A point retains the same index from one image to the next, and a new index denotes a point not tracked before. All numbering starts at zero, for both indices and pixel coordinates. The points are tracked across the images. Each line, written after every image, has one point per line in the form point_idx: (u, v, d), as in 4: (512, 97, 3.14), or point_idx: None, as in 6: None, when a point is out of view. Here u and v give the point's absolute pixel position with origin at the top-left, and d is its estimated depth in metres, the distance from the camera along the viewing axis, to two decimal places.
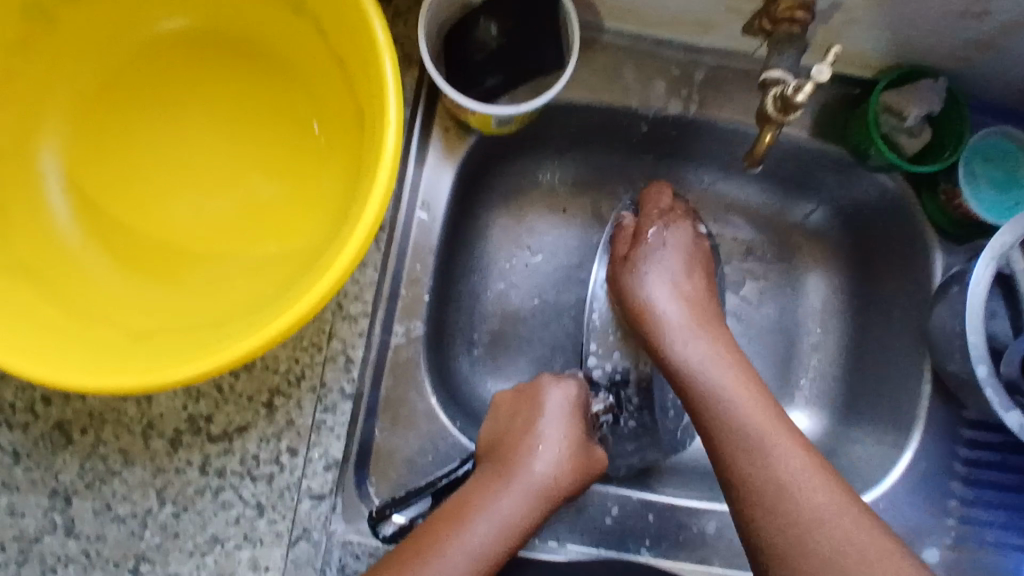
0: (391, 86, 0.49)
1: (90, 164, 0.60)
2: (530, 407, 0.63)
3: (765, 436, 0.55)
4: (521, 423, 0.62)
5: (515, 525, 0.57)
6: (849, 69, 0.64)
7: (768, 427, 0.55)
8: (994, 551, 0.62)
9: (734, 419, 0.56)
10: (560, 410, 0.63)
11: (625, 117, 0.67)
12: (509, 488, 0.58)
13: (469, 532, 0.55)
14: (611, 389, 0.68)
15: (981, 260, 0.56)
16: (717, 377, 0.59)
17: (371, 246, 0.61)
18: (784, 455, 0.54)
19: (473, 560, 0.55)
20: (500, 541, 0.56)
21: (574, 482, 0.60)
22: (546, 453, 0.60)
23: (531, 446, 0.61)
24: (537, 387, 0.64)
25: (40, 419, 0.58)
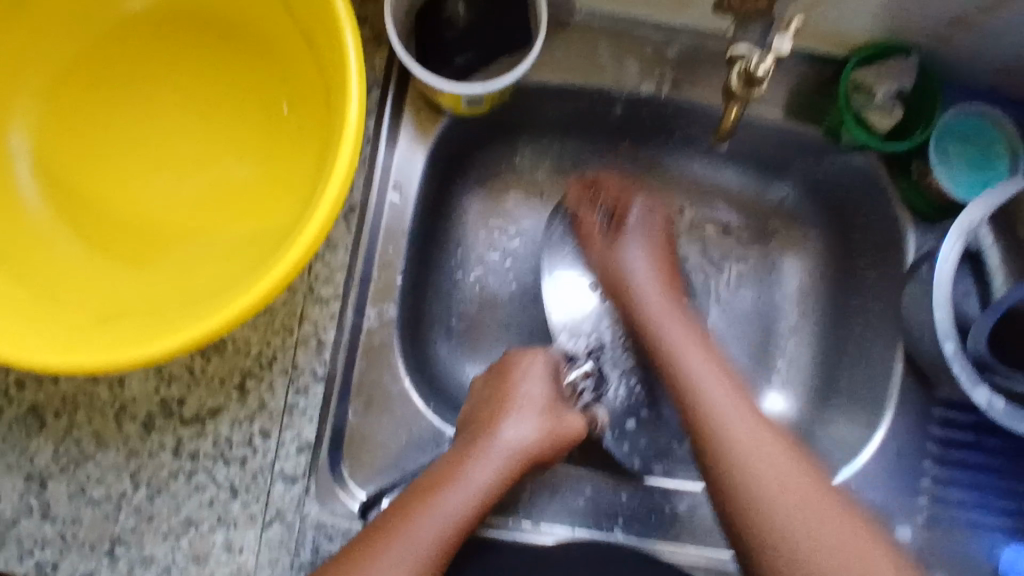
0: (353, 61, 0.49)
1: (60, 145, 0.60)
2: (503, 380, 0.64)
3: (782, 483, 0.56)
4: (492, 396, 0.64)
5: (485, 493, 0.57)
6: (823, 48, 0.64)
7: (781, 467, 0.57)
8: (966, 529, 0.62)
9: (728, 427, 0.59)
10: (534, 378, 0.64)
11: (600, 98, 0.67)
12: (480, 458, 0.59)
13: (442, 503, 0.56)
14: (590, 358, 0.71)
15: (947, 239, 0.56)
16: (745, 440, 0.58)
17: (341, 228, 0.60)
18: (755, 459, 0.57)
19: (434, 539, 0.55)
20: (475, 508, 0.57)
21: (556, 450, 0.62)
22: (518, 421, 0.61)
23: (503, 415, 0.62)
24: (511, 360, 0.65)
25: (14, 403, 0.59)
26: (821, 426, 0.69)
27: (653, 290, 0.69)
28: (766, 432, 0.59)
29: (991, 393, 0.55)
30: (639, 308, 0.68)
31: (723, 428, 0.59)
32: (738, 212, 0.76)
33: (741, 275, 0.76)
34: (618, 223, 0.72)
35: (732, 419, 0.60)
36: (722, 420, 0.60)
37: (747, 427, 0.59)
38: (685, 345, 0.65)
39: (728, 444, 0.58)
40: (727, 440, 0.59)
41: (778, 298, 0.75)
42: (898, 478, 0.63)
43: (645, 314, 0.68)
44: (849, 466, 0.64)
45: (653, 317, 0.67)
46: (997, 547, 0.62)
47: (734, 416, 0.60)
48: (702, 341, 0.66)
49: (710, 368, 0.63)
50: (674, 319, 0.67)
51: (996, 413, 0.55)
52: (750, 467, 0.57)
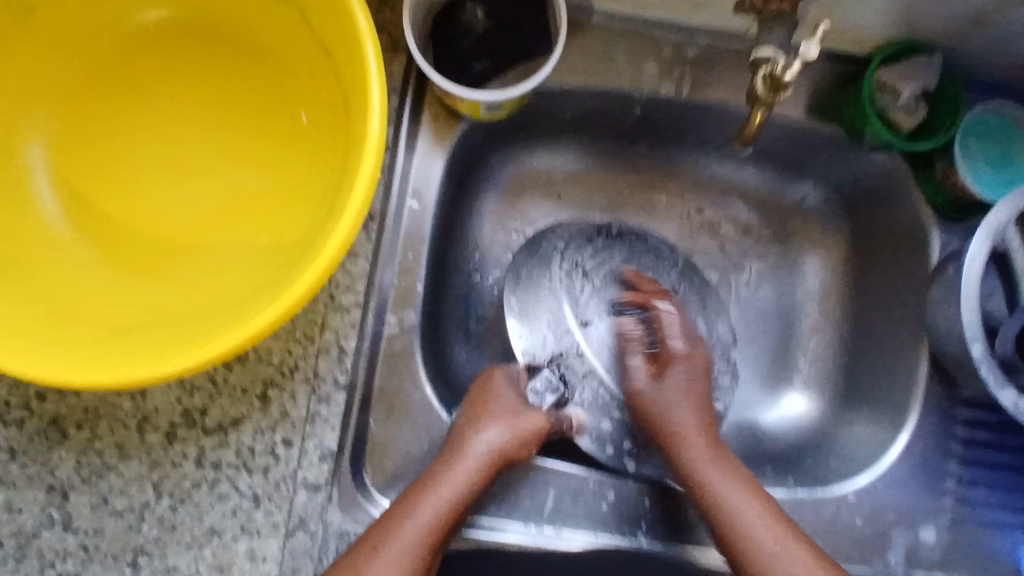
0: (374, 71, 0.48)
1: (78, 156, 0.59)
2: (481, 390, 0.64)
3: (799, 565, 0.54)
4: (470, 404, 0.63)
5: (453, 505, 0.57)
6: (844, 47, 0.63)
7: (760, 523, 0.56)
8: (992, 531, 0.62)
9: (741, 520, 0.57)
10: (506, 390, 0.64)
11: (619, 99, 0.66)
12: (447, 472, 0.58)
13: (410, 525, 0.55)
14: (552, 367, 0.68)
15: (976, 238, 0.56)
16: (764, 544, 0.56)
17: (361, 236, 0.60)
18: (775, 546, 0.55)
19: (395, 569, 0.54)
20: (435, 528, 0.56)
21: (525, 448, 0.62)
22: (487, 429, 0.61)
23: (474, 424, 0.61)
24: (491, 374, 0.65)
25: (36, 414, 0.59)
26: (843, 427, 0.69)
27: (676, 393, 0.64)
28: (774, 526, 0.56)
29: (1017, 395, 0.55)
30: (651, 413, 0.64)
31: (733, 521, 0.57)
32: (757, 212, 0.76)
33: (760, 274, 0.76)
34: (660, 354, 0.67)
35: (741, 508, 0.57)
36: (741, 512, 0.57)
37: (762, 528, 0.56)
38: (704, 457, 0.61)
39: (754, 547, 0.56)
40: (734, 531, 0.57)
41: (799, 297, 0.75)
42: (923, 480, 0.62)
43: (649, 406, 0.64)
44: (875, 467, 0.63)
45: (666, 406, 0.64)
46: (1021, 548, 0.62)
47: (743, 508, 0.57)
48: (715, 442, 0.62)
49: (749, 501, 0.58)
50: (686, 414, 0.63)
51: (1023, 415, 0.54)
52: (759, 572, 0.55)
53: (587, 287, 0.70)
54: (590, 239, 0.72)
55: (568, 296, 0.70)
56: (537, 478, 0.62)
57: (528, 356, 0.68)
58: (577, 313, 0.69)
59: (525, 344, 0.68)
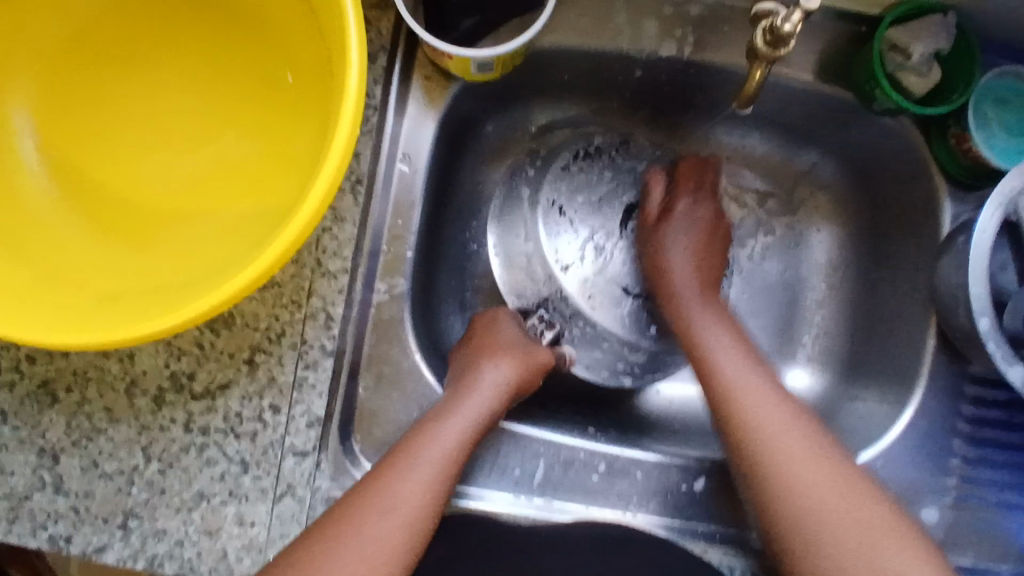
0: (354, 26, 0.47)
1: (59, 118, 0.58)
2: (487, 327, 0.66)
3: (811, 460, 0.55)
4: (478, 339, 0.65)
5: (475, 426, 0.58)
6: (857, 6, 0.60)
7: (794, 433, 0.57)
8: (997, 510, 0.60)
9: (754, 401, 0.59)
10: (511, 329, 0.67)
11: (618, 60, 0.64)
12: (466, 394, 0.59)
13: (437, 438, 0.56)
14: (540, 308, 0.73)
15: (987, 207, 0.53)
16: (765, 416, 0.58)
17: (348, 201, 0.59)
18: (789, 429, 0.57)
19: (425, 481, 0.54)
20: (461, 446, 0.57)
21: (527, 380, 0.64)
22: (499, 357, 0.63)
23: (486, 352, 0.63)
24: (495, 315, 0.68)
25: (26, 378, 0.59)
26: (846, 403, 0.67)
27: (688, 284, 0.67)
28: (796, 424, 0.57)
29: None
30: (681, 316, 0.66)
31: (746, 412, 0.58)
32: (765, 180, 0.74)
33: (766, 247, 0.74)
34: (670, 210, 0.70)
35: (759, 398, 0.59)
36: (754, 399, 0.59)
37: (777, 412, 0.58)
38: (725, 348, 0.62)
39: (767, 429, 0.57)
40: (744, 415, 0.58)
41: (805, 270, 0.73)
42: (927, 457, 0.60)
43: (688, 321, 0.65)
44: (876, 445, 0.61)
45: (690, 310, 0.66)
46: None
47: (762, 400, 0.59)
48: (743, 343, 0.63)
49: (738, 354, 0.62)
50: (706, 321, 0.65)
51: None
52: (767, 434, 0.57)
53: (563, 224, 0.74)
54: (566, 164, 0.74)
55: (546, 236, 0.74)
56: (529, 447, 0.61)
57: (518, 303, 0.73)
58: (558, 259, 0.74)
59: (511, 291, 0.73)
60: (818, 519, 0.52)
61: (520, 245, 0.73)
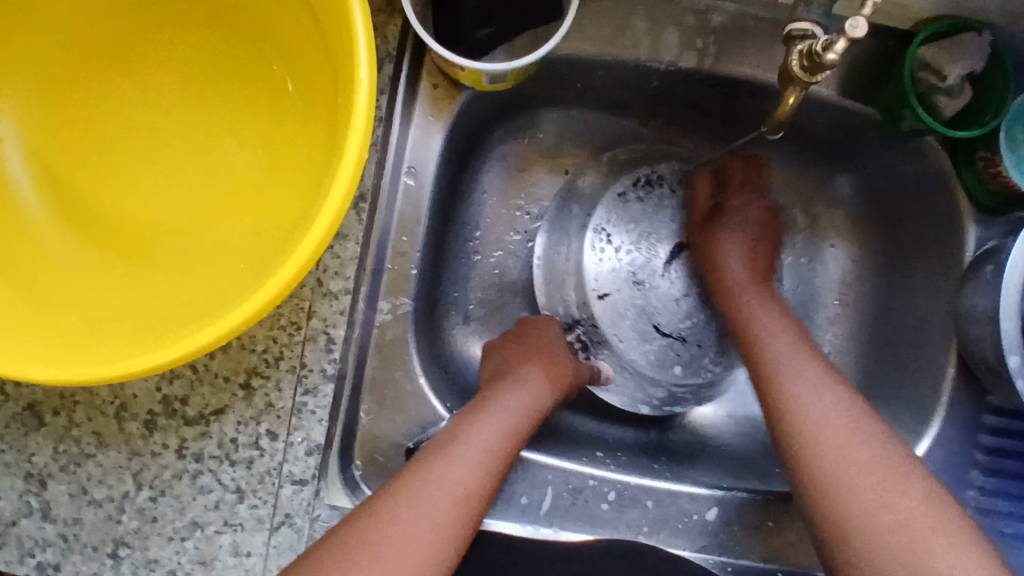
0: (363, 42, 0.43)
1: (46, 126, 0.55)
2: (529, 329, 0.65)
3: (831, 422, 0.51)
4: (524, 342, 0.63)
5: (524, 422, 0.56)
6: (885, 20, 0.57)
7: (827, 400, 0.53)
8: (1012, 542, 0.59)
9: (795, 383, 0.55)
10: (553, 334, 0.65)
11: (636, 70, 0.61)
12: (517, 391, 0.58)
13: (485, 430, 0.54)
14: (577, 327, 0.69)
15: (1022, 238, 0.52)
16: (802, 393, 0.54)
17: (351, 218, 0.56)
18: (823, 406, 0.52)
19: (478, 470, 0.52)
20: (511, 440, 0.54)
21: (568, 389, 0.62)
22: (541, 361, 0.61)
23: (530, 355, 0.62)
24: (539, 321, 0.66)
25: (9, 399, 0.56)
26: None
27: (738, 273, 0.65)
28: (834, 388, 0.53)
29: None
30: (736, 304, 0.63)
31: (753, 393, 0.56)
32: (774, 193, 0.71)
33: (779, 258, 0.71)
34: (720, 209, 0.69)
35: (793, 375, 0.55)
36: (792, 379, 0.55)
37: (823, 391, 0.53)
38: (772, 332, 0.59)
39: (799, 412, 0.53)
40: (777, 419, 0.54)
41: (819, 287, 0.71)
42: (943, 488, 0.59)
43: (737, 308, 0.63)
44: None
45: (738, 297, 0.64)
46: None
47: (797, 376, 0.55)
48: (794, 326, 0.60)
49: (791, 340, 0.58)
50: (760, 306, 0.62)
51: None
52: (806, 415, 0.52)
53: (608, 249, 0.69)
54: (623, 190, 0.70)
55: (589, 258, 0.69)
56: (536, 476, 0.59)
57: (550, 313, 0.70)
58: (594, 286, 0.68)
59: (546, 300, 0.70)
60: (849, 476, 0.48)
61: (564, 260, 0.70)
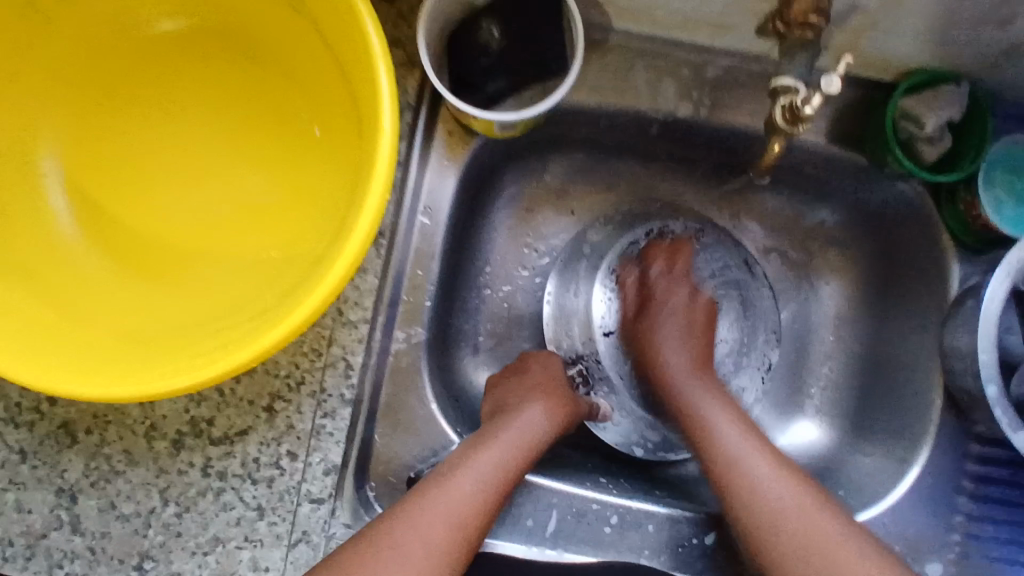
0: (387, 95, 0.48)
1: (92, 166, 0.60)
2: (523, 367, 0.68)
3: (799, 502, 0.54)
4: (521, 379, 0.66)
5: (516, 459, 0.59)
6: (869, 72, 0.62)
7: (778, 492, 0.55)
8: (1002, 571, 0.60)
9: (760, 486, 0.55)
10: (552, 367, 0.68)
11: (636, 119, 0.66)
12: (510, 429, 0.60)
13: (473, 466, 0.57)
14: (578, 361, 0.72)
15: (996, 275, 0.54)
16: (761, 484, 0.55)
17: (371, 252, 0.60)
18: (781, 503, 0.54)
19: (472, 501, 0.55)
20: (504, 476, 0.57)
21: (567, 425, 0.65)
22: (537, 398, 0.64)
23: (526, 393, 0.64)
24: (541, 354, 0.70)
25: (47, 418, 0.60)
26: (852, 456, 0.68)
27: (675, 358, 0.66)
28: (764, 463, 0.57)
29: None
30: (679, 393, 0.64)
31: (736, 480, 0.56)
32: (773, 233, 0.75)
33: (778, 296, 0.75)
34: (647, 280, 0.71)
35: (756, 466, 0.57)
36: (750, 470, 0.56)
37: (773, 484, 0.55)
38: (725, 427, 0.60)
39: (764, 506, 0.54)
40: (751, 516, 0.55)
41: (815, 323, 0.74)
42: (933, 517, 0.61)
43: (676, 395, 0.64)
44: (883, 502, 0.62)
45: (677, 384, 0.64)
46: None
47: (758, 468, 0.56)
48: (737, 414, 0.61)
49: (725, 415, 0.61)
50: (709, 400, 0.62)
51: None
52: (759, 508, 0.54)
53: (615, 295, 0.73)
54: (635, 240, 0.73)
55: (597, 298, 0.73)
56: (542, 498, 0.62)
57: (555, 345, 0.72)
58: (600, 324, 0.73)
59: (555, 335, 0.72)
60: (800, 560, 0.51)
61: (573, 302, 0.73)
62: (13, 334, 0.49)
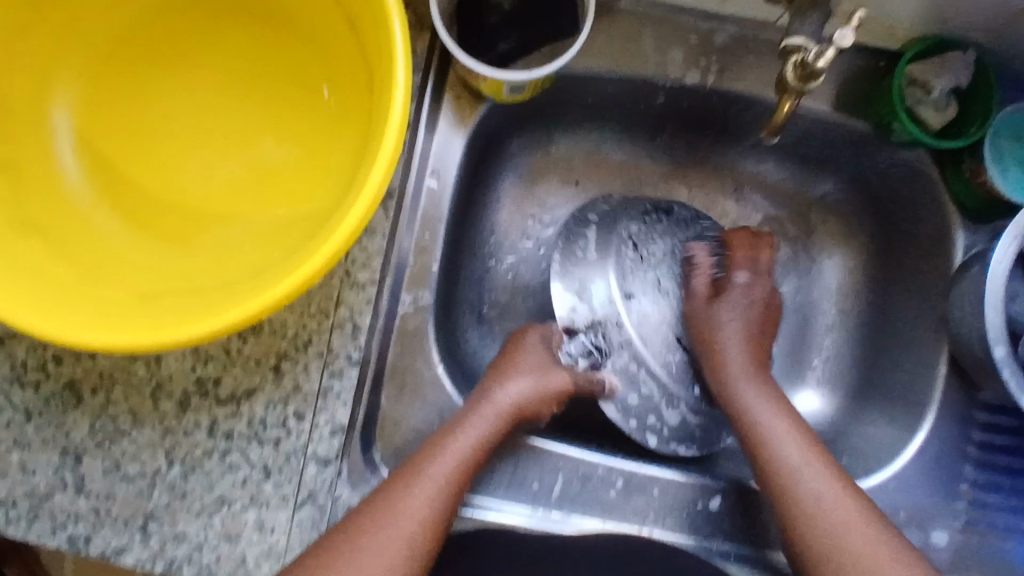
0: (401, 47, 0.48)
1: (102, 124, 0.60)
2: (514, 345, 0.66)
3: (848, 525, 0.55)
4: (505, 359, 0.65)
5: (481, 448, 0.58)
6: (875, 41, 0.62)
7: (841, 504, 0.56)
8: (1006, 537, 0.61)
9: (815, 497, 0.57)
10: (540, 344, 0.66)
11: (644, 86, 0.66)
12: (476, 415, 0.59)
13: (433, 467, 0.56)
14: (591, 331, 0.69)
15: (1004, 239, 0.55)
16: (822, 503, 0.56)
17: (379, 213, 0.60)
18: (837, 515, 0.56)
19: (432, 505, 0.55)
20: (465, 465, 0.57)
21: (547, 403, 0.64)
22: (517, 381, 0.62)
23: (503, 375, 0.63)
24: (526, 328, 0.67)
25: (52, 378, 0.59)
26: (856, 425, 0.69)
27: (732, 358, 0.66)
28: (823, 467, 0.58)
29: None
30: (738, 400, 0.64)
31: (794, 496, 0.58)
32: (777, 206, 0.76)
33: (780, 268, 0.75)
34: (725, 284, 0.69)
35: (809, 482, 0.57)
36: (808, 484, 0.57)
37: (834, 501, 0.56)
38: (784, 436, 0.60)
39: (818, 526, 0.56)
40: (817, 536, 0.56)
41: (817, 295, 0.74)
42: (936, 483, 0.62)
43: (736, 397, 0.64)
44: (887, 468, 0.62)
45: (737, 383, 0.65)
46: None
47: (812, 484, 0.57)
48: (801, 428, 0.61)
49: (772, 407, 0.62)
50: (767, 401, 0.63)
51: None
52: (818, 517, 0.56)
53: (636, 262, 0.71)
54: (645, 212, 0.73)
55: (613, 265, 0.70)
56: (548, 462, 0.62)
57: (566, 321, 0.69)
58: (622, 285, 0.70)
59: (566, 307, 0.69)
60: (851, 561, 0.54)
61: (581, 271, 0.70)
62: (23, 286, 0.49)
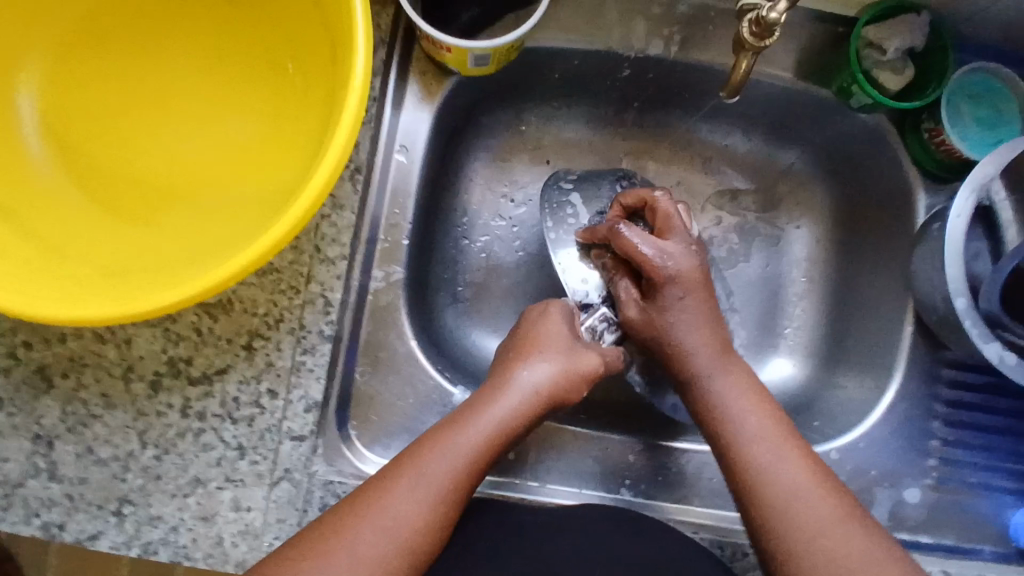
0: (361, 12, 0.48)
1: (63, 104, 0.59)
2: (531, 322, 0.63)
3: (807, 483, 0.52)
4: (519, 339, 0.62)
5: (499, 439, 0.55)
6: (831, 7, 0.63)
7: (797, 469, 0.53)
8: (978, 492, 0.62)
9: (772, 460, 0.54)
10: (561, 321, 0.63)
11: (608, 59, 0.66)
12: (496, 403, 0.56)
13: (425, 462, 0.52)
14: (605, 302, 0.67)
15: (961, 193, 0.56)
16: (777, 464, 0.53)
17: (348, 188, 0.60)
18: (795, 478, 0.53)
19: (430, 498, 0.51)
20: (481, 456, 0.54)
21: (576, 387, 0.59)
22: (537, 361, 0.59)
23: (521, 358, 0.60)
24: (544, 303, 0.64)
25: (21, 363, 0.59)
26: (828, 390, 0.69)
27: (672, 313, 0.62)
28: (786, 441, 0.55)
29: (1003, 349, 0.55)
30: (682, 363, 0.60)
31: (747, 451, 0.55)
32: (747, 178, 0.76)
33: (753, 245, 0.75)
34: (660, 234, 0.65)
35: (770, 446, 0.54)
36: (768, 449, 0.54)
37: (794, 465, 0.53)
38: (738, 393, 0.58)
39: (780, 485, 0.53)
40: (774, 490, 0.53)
41: (786, 267, 0.75)
42: (907, 441, 0.63)
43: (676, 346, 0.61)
44: (858, 428, 0.63)
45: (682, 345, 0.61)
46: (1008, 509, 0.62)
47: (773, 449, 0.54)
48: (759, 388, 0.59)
49: (738, 383, 0.58)
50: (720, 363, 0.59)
51: (1009, 368, 0.55)
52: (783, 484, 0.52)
53: None
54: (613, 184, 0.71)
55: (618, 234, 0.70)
56: (525, 432, 0.62)
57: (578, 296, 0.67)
58: None
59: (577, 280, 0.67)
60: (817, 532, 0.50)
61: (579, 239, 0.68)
62: None
